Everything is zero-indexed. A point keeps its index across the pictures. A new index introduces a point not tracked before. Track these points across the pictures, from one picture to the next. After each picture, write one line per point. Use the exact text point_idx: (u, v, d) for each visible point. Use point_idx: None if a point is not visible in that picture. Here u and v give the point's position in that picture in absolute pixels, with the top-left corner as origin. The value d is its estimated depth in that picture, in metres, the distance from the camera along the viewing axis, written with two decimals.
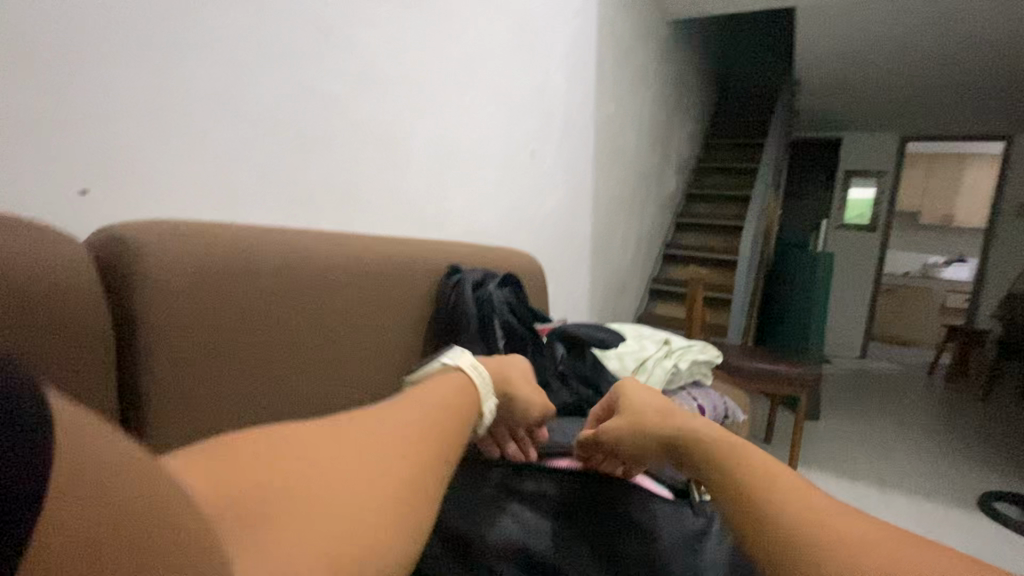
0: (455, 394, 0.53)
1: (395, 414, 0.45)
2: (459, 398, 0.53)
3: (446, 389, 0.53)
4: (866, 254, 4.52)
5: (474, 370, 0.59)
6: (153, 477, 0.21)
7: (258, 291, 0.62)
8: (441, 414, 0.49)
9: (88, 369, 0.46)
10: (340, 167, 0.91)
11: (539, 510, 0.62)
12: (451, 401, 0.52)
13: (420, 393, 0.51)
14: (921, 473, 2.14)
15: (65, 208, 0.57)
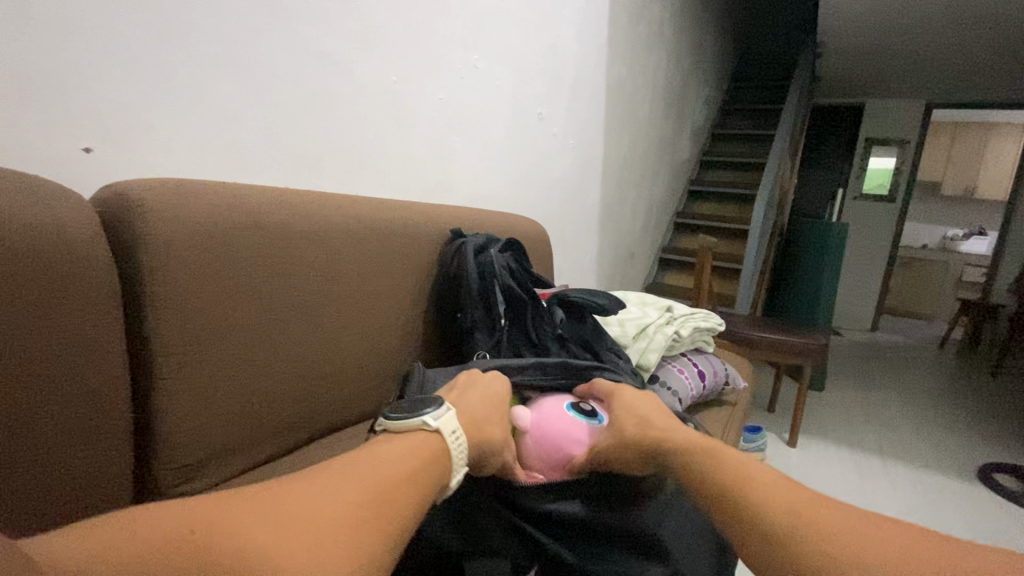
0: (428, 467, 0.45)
1: (356, 492, 0.38)
2: (429, 468, 0.45)
3: (420, 455, 0.45)
4: (883, 226, 4.43)
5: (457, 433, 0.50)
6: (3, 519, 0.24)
7: (262, 251, 0.63)
8: (406, 496, 0.41)
9: (98, 323, 0.48)
10: (343, 128, 0.90)
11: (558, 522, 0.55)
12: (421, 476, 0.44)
13: (376, 459, 0.43)
14: (922, 444, 2.16)
15: (72, 165, 0.58)
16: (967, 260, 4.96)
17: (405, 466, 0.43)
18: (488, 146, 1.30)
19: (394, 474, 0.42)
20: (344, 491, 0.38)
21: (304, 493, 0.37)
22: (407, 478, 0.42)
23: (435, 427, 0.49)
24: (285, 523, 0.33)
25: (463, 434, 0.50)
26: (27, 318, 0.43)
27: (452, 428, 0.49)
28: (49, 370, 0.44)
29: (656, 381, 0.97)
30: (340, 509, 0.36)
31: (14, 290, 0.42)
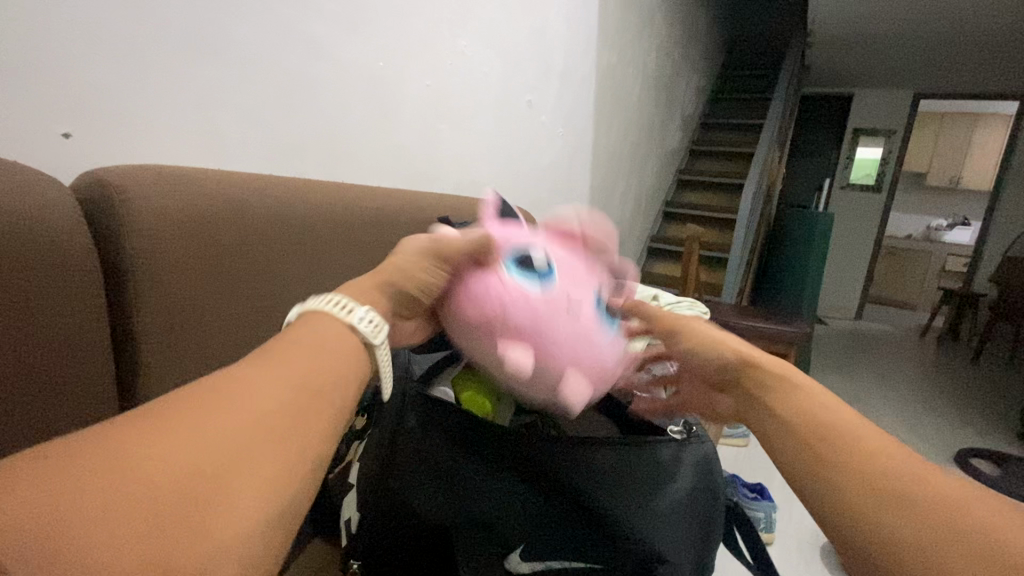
0: (336, 340, 0.36)
1: (251, 391, 0.31)
2: (341, 339, 0.37)
3: (321, 329, 0.36)
4: (869, 216, 4.48)
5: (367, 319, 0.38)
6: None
7: (246, 237, 0.63)
8: (322, 375, 0.34)
9: (77, 313, 0.48)
10: (329, 114, 0.89)
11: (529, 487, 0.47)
12: (331, 352, 0.36)
13: (293, 343, 0.35)
14: (903, 430, 2.21)
15: (50, 151, 0.56)
16: (951, 250, 5.04)
17: (326, 344, 0.36)
18: (476, 133, 1.30)
19: (292, 356, 0.34)
20: (239, 393, 0.31)
21: (190, 409, 0.29)
22: (311, 356, 0.34)
23: (338, 310, 0.38)
24: (176, 453, 0.27)
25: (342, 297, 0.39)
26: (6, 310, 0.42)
27: (332, 300, 0.39)
28: (29, 362, 0.44)
29: None
30: (239, 418, 0.29)
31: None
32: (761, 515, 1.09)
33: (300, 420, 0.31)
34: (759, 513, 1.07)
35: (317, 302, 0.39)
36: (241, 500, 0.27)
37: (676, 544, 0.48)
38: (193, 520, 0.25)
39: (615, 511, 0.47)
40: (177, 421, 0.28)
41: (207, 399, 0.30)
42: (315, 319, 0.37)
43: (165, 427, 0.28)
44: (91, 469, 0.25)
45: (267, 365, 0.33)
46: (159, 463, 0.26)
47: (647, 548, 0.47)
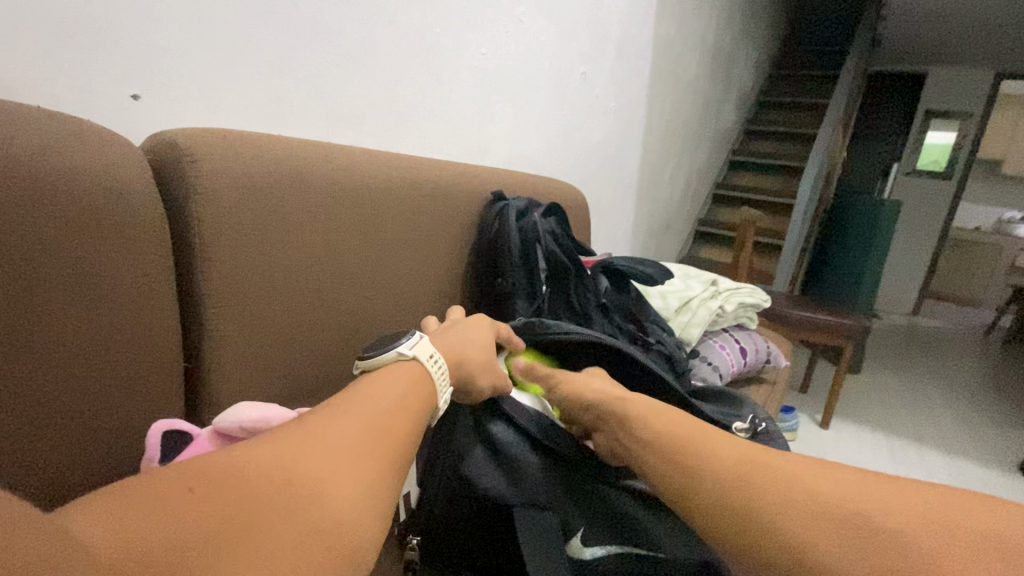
0: (418, 379, 0.43)
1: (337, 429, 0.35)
2: (421, 391, 0.42)
3: (405, 377, 0.42)
4: (935, 205, 4.20)
5: (434, 360, 0.46)
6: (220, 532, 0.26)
7: (306, 205, 0.62)
8: (404, 425, 0.39)
9: (142, 273, 0.48)
10: (386, 82, 0.88)
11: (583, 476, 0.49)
12: (420, 389, 0.42)
13: (376, 388, 0.40)
14: (961, 432, 2.10)
15: (120, 112, 0.57)
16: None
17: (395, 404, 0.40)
18: (530, 106, 1.26)
19: (384, 404, 0.39)
20: (321, 440, 0.33)
21: (259, 447, 0.32)
22: (390, 404, 0.39)
23: (411, 355, 0.45)
24: (241, 482, 0.28)
25: (443, 357, 0.47)
26: (73, 264, 0.43)
27: (430, 354, 0.46)
28: (96, 319, 0.44)
29: (696, 356, 0.96)
30: (346, 439, 0.34)
31: (57, 236, 0.42)
32: None
33: (379, 469, 0.34)
34: None
35: (420, 351, 0.45)
36: (327, 525, 0.29)
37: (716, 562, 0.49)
38: (266, 543, 0.27)
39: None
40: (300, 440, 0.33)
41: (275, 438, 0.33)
42: (404, 367, 0.44)
43: (248, 460, 0.30)
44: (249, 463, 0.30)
45: (356, 404, 0.38)
46: (239, 490, 0.28)
47: None
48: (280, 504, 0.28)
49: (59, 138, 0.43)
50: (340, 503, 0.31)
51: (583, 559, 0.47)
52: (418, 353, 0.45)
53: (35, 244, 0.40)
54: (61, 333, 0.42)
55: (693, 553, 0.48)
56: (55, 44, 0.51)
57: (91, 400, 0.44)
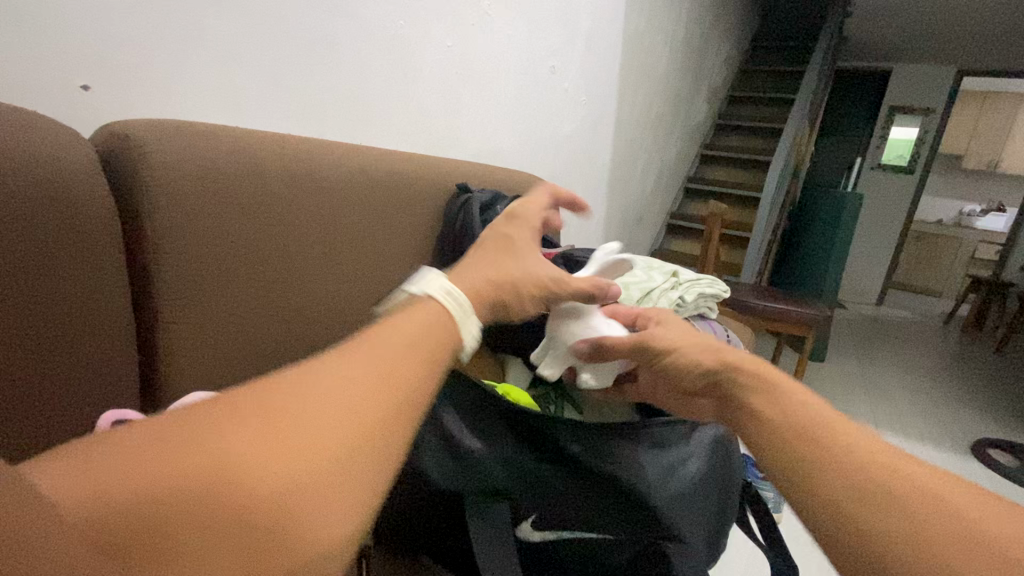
0: (433, 319, 0.40)
1: (333, 379, 0.32)
2: (440, 332, 0.39)
3: (422, 320, 0.39)
4: (897, 199, 4.35)
5: (447, 294, 0.42)
6: (188, 503, 0.24)
7: (265, 194, 0.62)
8: (417, 366, 0.36)
9: (89, 272, 0.48)
10: (349, 75, 0.88)
11: (541, 461, 0.47)
12: (439, 329, 0.39)
13: (386, 329, 0.38)
14: (918, 417, 2.19)
15: (71, 102, 0.56)
16: (982, 238, 4.87)
17: (413, 342, 0.37)
18: (499, 97, 1.27)
19: (393, 346, 0.36)
20: (316, 389, 0.31)
21: (252, 395, 0.30)
22: (399, 349, 0.36)
23: (425, 294, 0.42)
24: (231, 434, 0.27)
25: (457, 290, 0.43)
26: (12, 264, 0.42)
27: (446, 289, 0.43)
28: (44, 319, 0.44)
29: None
30: (344, 391, 0.32)
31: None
32: (770, 499, 1.09)
33: (379, 426, 0.32)
34: (766, 490, 1.05)
35: (431, 289, 0.42)
36: (326, 476, 0.28)
37: (684, 531, 0.49)
38: (252, 507, 0.25)
39: (636, 484, 0.47)
40: (289, 393, 0.31)
41: (270, 386, 0.31)
42: (420, 306, 0.41)
43: (239, 411, 0.29)
44: (228, 421, 0.28)
45: (360, 348, 0.35)
46: (226, 441, 0.27)
47: (665, 521, 0.48)
48: (261, 461, 0.27)
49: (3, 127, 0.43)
50: (320, 473, 0.28)
51: (532, 540, 0.50)
52: (430, 291, 0.42)
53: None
54: (9, 335, 0.42)
55: (650, 531, 0.48)
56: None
57: (44, 401, 0.44)
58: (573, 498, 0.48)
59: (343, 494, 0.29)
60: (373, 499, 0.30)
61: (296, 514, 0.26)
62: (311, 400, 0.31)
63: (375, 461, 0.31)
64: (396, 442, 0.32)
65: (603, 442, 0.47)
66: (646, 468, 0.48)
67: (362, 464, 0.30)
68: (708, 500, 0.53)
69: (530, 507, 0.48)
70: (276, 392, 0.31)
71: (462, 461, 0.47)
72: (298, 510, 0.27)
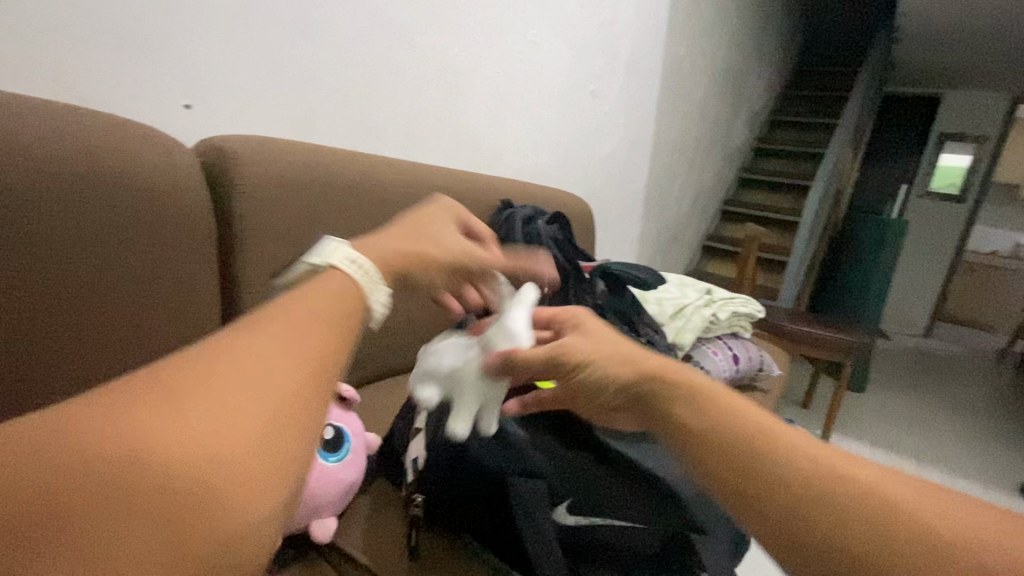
0: (347, 292, 0.34)
1: (215, 359, 0.27)
2: (358, 303, 0.34)
3: (327, 292, 0.33)
4: (945, 228, 4.20)
5: (350, 265, 0.35)
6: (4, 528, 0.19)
7: (332, 202, 0.69)
8: (317, 345, 0.30)
9: (184, 267, 0.54)
10: (408, 98, 0.95)
11: (565, 445, 0.54)
12: (346, 310, 0.33)
13: (293, 299, 0.32)
14: (965, 455, 2.09)
15: (173, 120, 0.65)
16: None
17: (320, 310, 0.32)
18: (542, 118, 1.33)
19: (295, 316, 0.30)
20: (196, 383, 0.25)
21: (105, 393, 0.24)
22: (305, 320, 0.30)
23: (327, 264, 0.35)
24: (50, 444, 0.21)
25: (364, 259, 0.36)
26: (122, 257, 0.49)
27: (351, 257, 0.36)
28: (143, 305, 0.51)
29: (690, 360, 1.00)
30: (228, 369, 0.26)
31: (115, 237, 0.48)
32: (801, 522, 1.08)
33: (290, 408, 0.26)
34: None
35: (335, 259, 0.36)
36: (178, 486, 0.21)
37: (710, 525, 0.52)
38: (97, 518, 0.20)
39: (660, 474, 0.52)
40: (160, 380, 0.25)
41: (138, 376, 0.26)
42: (336, 280, 0.34)
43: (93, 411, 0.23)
44: (78, 417, 0.23)
45: (260, 329, 0.29)
46: (73, 435, 0.22)
47: (692, 515, 0.51)
48: (114, 454, 0.21)
49: (128, 141, 0.51)
50: (206, 468, 0.22)
51: (567, 525, 0.52)
52: (331, 259, 0.36)
53: (94, 241, 0.47)
54: (119, 317, 0.49)
55: (676, 519, 0.51)
56: (118, 62, 0.59)
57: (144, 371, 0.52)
58: (599, 479, 0.52)
59: (242, 486, 0.23)
60: (271, 499, 0.24)
61: (161, 525, 0.20)
62: (171, 384, 0.25)
63: (285, 454, 0.25)
64: (303, 427, 0.26)
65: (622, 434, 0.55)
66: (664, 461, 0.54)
67: (265, 461, 0.24)
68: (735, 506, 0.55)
69: (560, 488, 0.52)
70: (142, 385, 0.25)
71: (500, 441, 0.53)
72: (153, 522, 0.20)
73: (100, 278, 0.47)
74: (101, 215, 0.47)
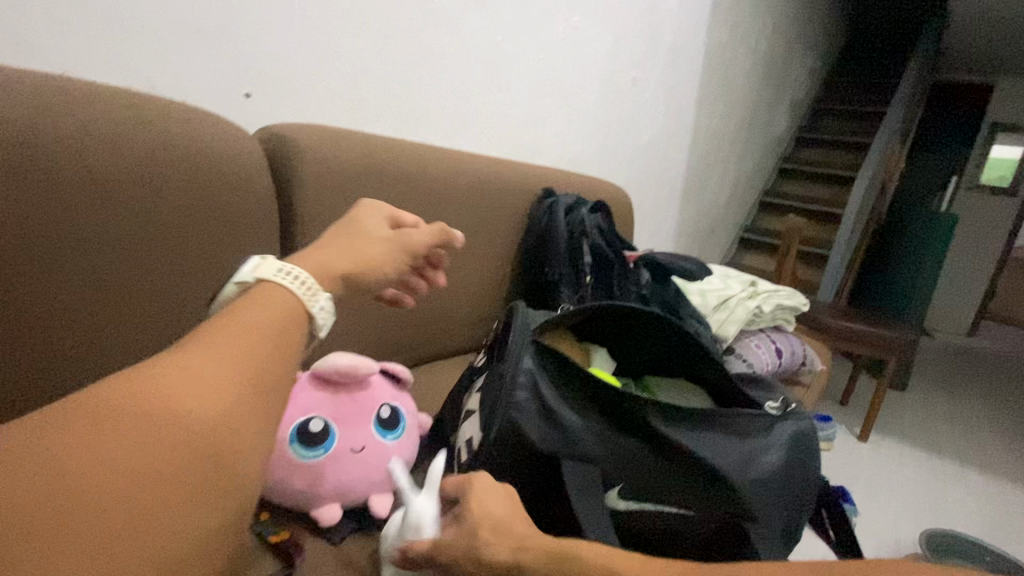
0: (285, 307, 0.36)
1: (164, 379, 0.28)
2: (298, 314, 0.37)
3: (267, 309, 0.35)
4: (999, 222, 4.00)
5: (281, 274, 0.38)
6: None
7: (384, 190, 0.70)
8: (265, 366, 0.32)
9: (244, 253, 0.57)
10: (454, 86, 0.96)
11: (619, 431, 0.54)
12: (287, 328, 0.35)
13: (230, 316, 0.34)
14: (1015, 459, 2.00)
15: (235, 107, 0.67)
16: None
17: (267, 332, 0.34)
18: (582, 107, 1.32)
19: (240, 333, 0.32)
20: (150, 397, 0.27)
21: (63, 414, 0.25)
22: (250, 338, 0.32)
23: (255, 279, 0.37)
24: (13, 468, 0.22)
25: (293, 266, 0.39)
26: (192, 243, 0.52)
27: (279, 267, 0.38)
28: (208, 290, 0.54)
29: (732, 353, 0.99)
30: (186, 389, 0.28)
31: (181, 221, 0.51)
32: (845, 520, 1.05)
33: (239, 430, 0.29)
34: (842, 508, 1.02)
35: (263, 272, 0.38)
36: (145, 523, 0.24)
37: (762, 512, 0.52)
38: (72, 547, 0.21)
39: (717, 465, 0.52)
40: (117, 403, 0.26)
41: (94, 394, 0.27)
42: (268, 294, 0.36)
43: (61, 424, 0.25)
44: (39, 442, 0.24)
45: (199, 352, 0.30)
46: (35, 463, 0.23)
47: (744, 503, 0.51)
48: (78, 488, 0.23)
49: (197, 128, 0.53)
50: (158, 501, 0.24)
51: (618, 510, 0.53)
52: (259, 274, 0.38)
53: (158, 231, 0.50)
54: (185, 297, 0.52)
55: (728, 505, 0.51)
56: (185, 52, 0.61)
57: None
58: (652, 466, 0.53)
59: (192, 521, 0.25)
60: (211, 530, 0.26)
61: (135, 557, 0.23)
62: (123, 404, 0.26)
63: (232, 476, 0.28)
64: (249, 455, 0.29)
65: (676, 422, 0.53)
66: (720, 449, 0.53)
67: (220, 484, 0.27)
68: (788, 490, 0.54)
69: (613, 474, 0.53)
70: (89, 406, 0.26)
71: (554, 427, 0.53)
72: (126, 551, 0.23)
73: (171, 263, 0.51)
74: (169, 202, 0.50)
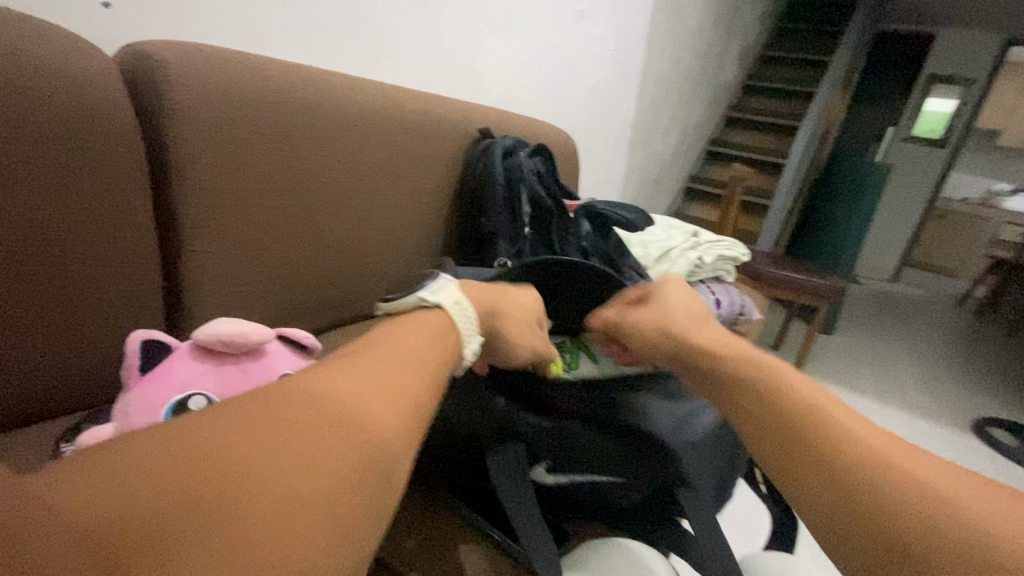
0: (440, 331, 0.39)
1: (340, 379, 0.31)
2: (449, 345, 0.40)
3: (424, 333, 0.38)
4: (924, 174, 4.21)
5: (458, 306, 0.42)
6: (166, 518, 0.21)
7: (289, 128, 0.61)
8: (413, 386, 0.33)
9: (110, 207, 0.47)
10: (371, 9, 0.84)
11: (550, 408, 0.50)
12: (439, 354, 0.38)
13: (399, 334, 0.37)
14: (923, 394, 2.19)
15: (93, 20, 0.55)
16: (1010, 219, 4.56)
17: (420, 356, 0.36)
18: (524, 42, 1.22)
19: (395, 352, 0.35)
20: (333, 387, 0.30)
21: (253, 399, 0.28)
22: (403, 360, 0.35)
23: (435, 302, 0.42)
24: (192, 440, 0.24)
25: (469, 302, 0.43)
26: (36, 192, 0.42)
27: (457, 299, 0.43)
28: (64, 248, 0.45)
29: None
30: (353, 389, 0.31)
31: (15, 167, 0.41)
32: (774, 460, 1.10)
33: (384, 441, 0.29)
34: None
35: (445, 298, 0.42)
36: (300, 494, 0.25)
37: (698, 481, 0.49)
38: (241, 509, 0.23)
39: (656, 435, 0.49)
40: (298, 393, 0.29)
41: (277, 384, 0.30)
42: (428, 319, 0.40)
43: (199, 420, 0.26)
44: (239, 422, 0.26)
45: (353, 360, 0.33)
46: (220, 433, 0.25)
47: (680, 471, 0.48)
48: (269, 460, 0.25)
49: (30, 45, 0.42)
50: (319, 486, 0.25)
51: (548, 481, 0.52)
52: (443, 300, 0.42)
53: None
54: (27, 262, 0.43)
55: (663, 475, 0.49)
56: None
57: (65, 320, 0.46)
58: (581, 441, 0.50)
59: (341, 517, 0.26)
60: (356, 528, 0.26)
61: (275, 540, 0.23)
62: (311, 391, 0.29)
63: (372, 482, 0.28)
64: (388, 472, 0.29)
65: None
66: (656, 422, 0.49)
67: (363, 482, 0.27)
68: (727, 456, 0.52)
69: (541, 450, 0.50)
70: (286, 395, 0.29)
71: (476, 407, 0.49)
72: (275, 531, 0.23)
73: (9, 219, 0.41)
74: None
